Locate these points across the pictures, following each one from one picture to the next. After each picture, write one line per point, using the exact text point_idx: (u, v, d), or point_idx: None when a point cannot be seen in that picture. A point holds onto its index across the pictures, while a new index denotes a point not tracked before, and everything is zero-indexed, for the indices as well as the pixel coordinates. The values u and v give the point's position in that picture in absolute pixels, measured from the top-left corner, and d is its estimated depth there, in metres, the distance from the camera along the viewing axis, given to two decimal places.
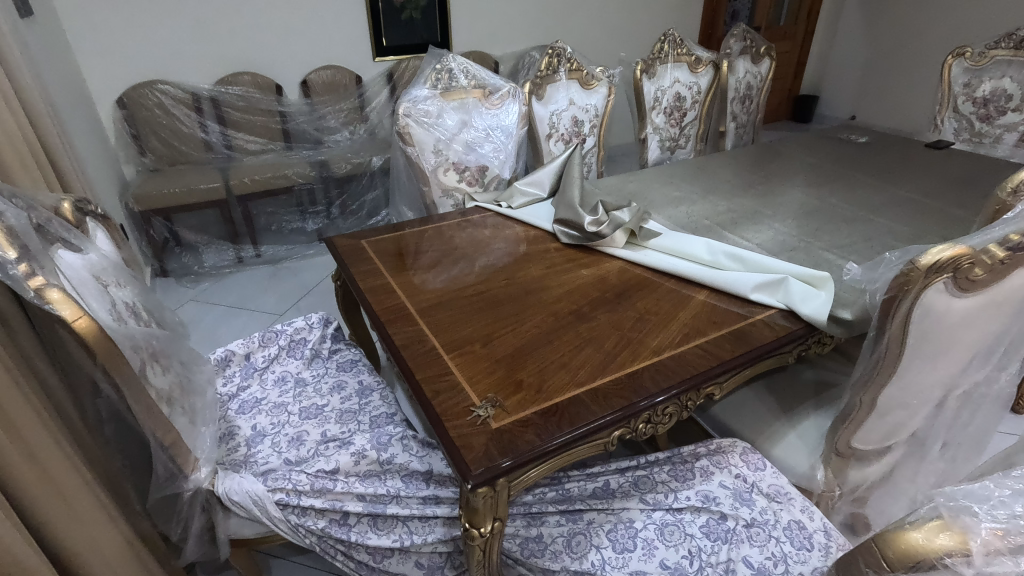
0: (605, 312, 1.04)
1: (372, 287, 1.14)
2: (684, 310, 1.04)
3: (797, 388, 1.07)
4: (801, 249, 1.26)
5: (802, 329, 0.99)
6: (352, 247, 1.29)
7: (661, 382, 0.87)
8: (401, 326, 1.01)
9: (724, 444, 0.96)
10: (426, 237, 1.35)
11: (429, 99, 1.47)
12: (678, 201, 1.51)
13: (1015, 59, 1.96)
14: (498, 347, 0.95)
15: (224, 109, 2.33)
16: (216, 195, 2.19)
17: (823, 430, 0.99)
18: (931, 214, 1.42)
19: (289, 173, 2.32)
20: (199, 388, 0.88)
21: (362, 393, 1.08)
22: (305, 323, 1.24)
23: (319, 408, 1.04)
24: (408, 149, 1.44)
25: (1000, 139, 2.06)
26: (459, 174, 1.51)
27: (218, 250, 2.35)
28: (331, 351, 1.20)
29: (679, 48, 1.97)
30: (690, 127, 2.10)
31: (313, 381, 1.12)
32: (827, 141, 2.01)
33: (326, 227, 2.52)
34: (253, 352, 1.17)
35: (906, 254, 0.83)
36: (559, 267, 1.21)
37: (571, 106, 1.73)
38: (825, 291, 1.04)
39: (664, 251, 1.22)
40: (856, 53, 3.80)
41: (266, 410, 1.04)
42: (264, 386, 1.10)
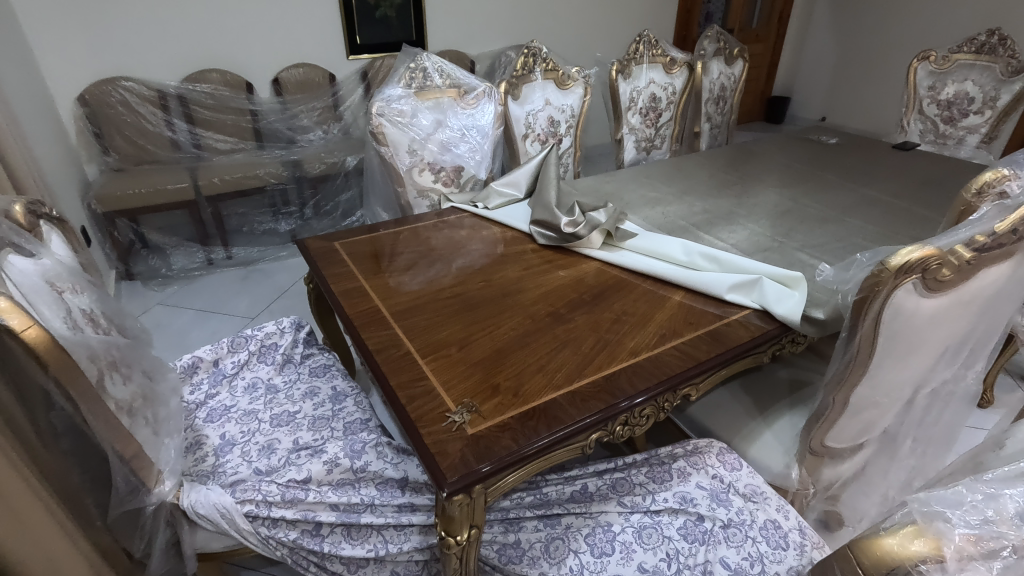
0: (582, 313, 1.04)
1: (345, 290, 1.11)
2: (660, 311, 1.04)
3: (771, 387, 1.09)
4: (775, 249, 1.28)
5: (776, 329, 1.00)
6: (325, 249, 1.27)
7: (638, 384, 0.87)
8: (375, 329, 0.99)
9: (700, 445, 0.97)
10: (401, 239, 1.33)
11: (403, 99, 1.44)
12: (654, 201, 1.52)
13: (977, 63, 2.03)
14: (474, 350, 0.94)
15: (191, 107, 2.27)
16: (184, 195, 2.13)
17: (797, 429, 1.00)
18: (899, 214, 1.45)
19: (260, 173, 2.27)
20: (164, 398, 0.84)
21: (336, 399, 1.06)
22: (276, 326, 1.21)
23: (291, 416, 1.02)
24: (381, 149, 1.42)
25: (963, 140, 2.12)
26: (434, 174, 1.49)
27: (188, 252, 2.28)
28: (303, 356, 1.17)
29: (654, 49, 1.99)
30: (665, 128, 2.11)
31: (286, 387, 1.09)
32: (798, 142, 2.04)
33: (300, 228, 2.48)
34: (221, 358, 1.14)
35: (876, 255, 0.84)
36: (536, 268, 1.20)
37: (547, 106, 1.72)
38: (799, 290, 1.05)
39: (641, 251, 1.22)
40: (826, 55, 3.87)
41: (237, 418, 1.01)
42: (233, 393, 1.07)
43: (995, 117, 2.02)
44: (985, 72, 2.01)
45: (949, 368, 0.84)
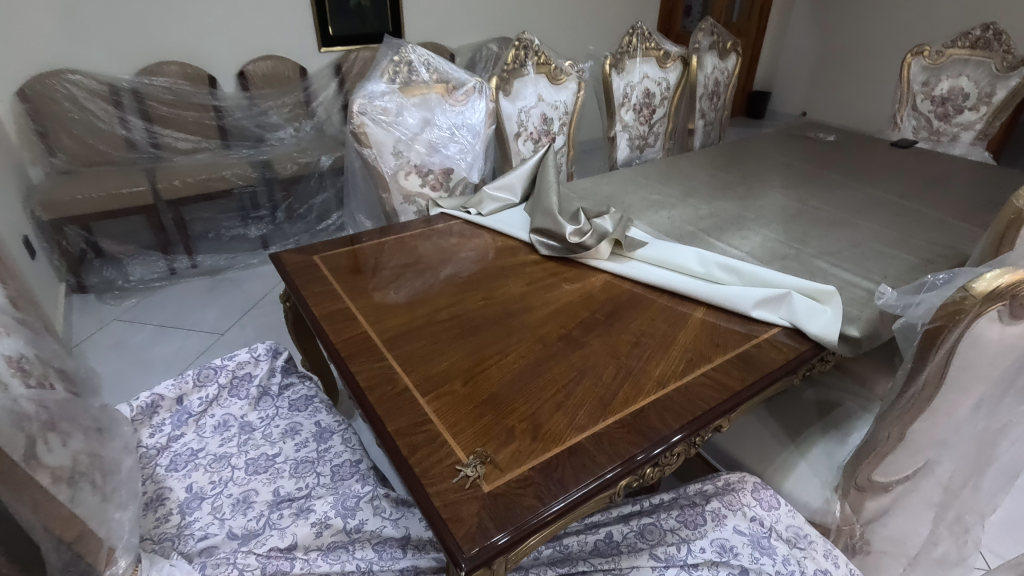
0: (597, 334, 0.93)
1: (328, 312, 0.98)
2: (682, 332, 0.94)
3: (800, 410, 1.00)
4: (794, 256, 1.18)
5: (811, 350, 0.91)
6: (303, 263, 1.13)
7: (671, 422, 0.77)
8: (367, 361, 0.86)
9: (732, 480, 0.88)
10: (385, 250, 1.20)
11: (386, 95, 1.30)
12: (657, 204, 1.41)
13: (971, 58, 1.99)
14: (481, 384, 0.82)
15: (148, 102, 2.08)
16: (141, 200, 1.95)
17: (833, 458, 0.92)
18: (914, 215, 1.37)
19: (226, 175, 2.10)
20: (115, 458, 0.71)
21: (320, 438, 0.95)
22: (249, 353, 1.06)
23: (270, 461, 0.90)
24: (364, 151, 1.28)
25: (957, 137, 2.08)
26: (422, 178, 1.36)
27: (147, 262, 2.10)
28: (281, 387, 1.04)
29: (647, 42, 1.89)
30: (659, 125, 2.02)
31: (262, 426, 0.96)
32: (795, 139, 1.97)
33: (272, 233, 2.31)
34: (187, 394, 0.99)
35: (951, 276, 0.73)
36: (540, 282, 1.09)
37: (539, 103, 1.61)
38: (830, 305, 0.96)
39: (652, 262, 1.12)
40: (806, 50, 3.86)
41: (206, 465, 0.89)
42: (201, 434, 0.94)
43: (990, 113, 1.98)
44: (980, 68, 1.98)
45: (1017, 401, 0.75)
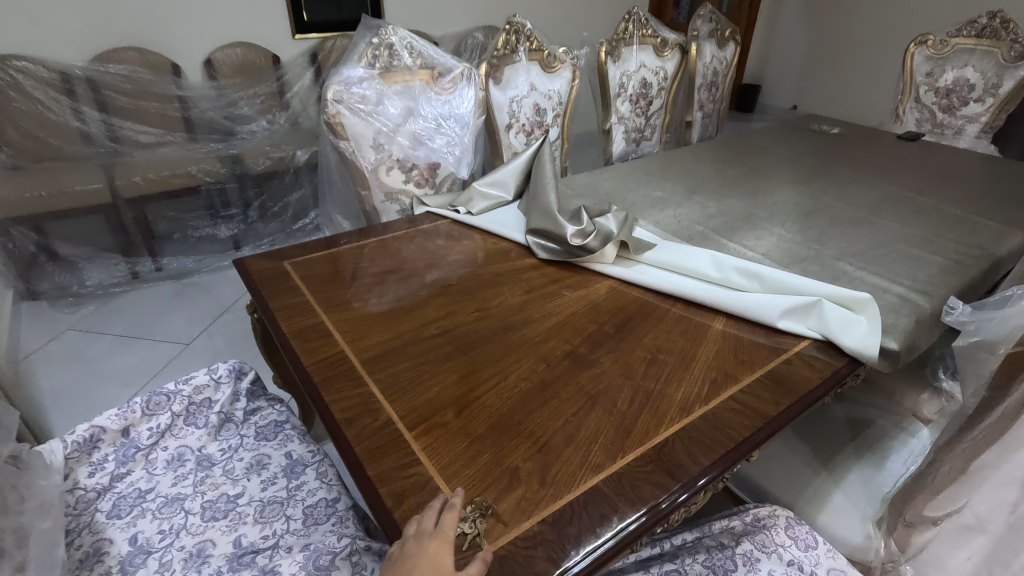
0: (608, 351, 0.82)
1: (299, 329, 0.86)
2: (703, 347, 0.84)
3: (829, 430, 0.90)
4: (815, 257, 1.08)
5: (847, 367, 0.81)
6: (272, 271, 1.00)
7: (700, 457, 0.66)
8: (343, 388, 0.74)
9: (762, 516, 0.78)
10: (366, 254, 1.08)
11: (364, 81, 1.16)
12: (662, 202, 1.30)
13: (977, 48, 1.91)
14: (477, 415, 0.71)
15: (104, 92, 1.90)
16: (98, 198, 1.79)
17: (871, 485, 0.82)
18: (935, 212, 1.28)
19: (192, 171, 1.95)
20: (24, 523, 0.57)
21: (291, 473, 0.83)
22: (208, 374, 0.93)
23: (230, 503, 0.78)
24: (340, 144, 1.14)
25: (962, 130, 2.01)
26: (405, 173, 1.24)
27: (106, 265, 1.94)
28: (247, 413, 0.91)
29: (644, 29, 1.78)
30: (656, 117, 1.92)
31: (222, 460, 0.84)
32: (798, 132, 1.88)
33: (243, 233, 2.17)
34: (134, 425, 0.85)
35: None
36: (539, 290, 0.97)
37: (532, 92, 1.49)
38: (866, 315, 0.86)
39: (662, 266, 1.02)
40: (797, 42, 3.79)
41: (154, 511, 0.76)
42: (151, 472, 0.81)
43: (997, 105, 1.91)
44: (986, 58, 1.90)
45: None
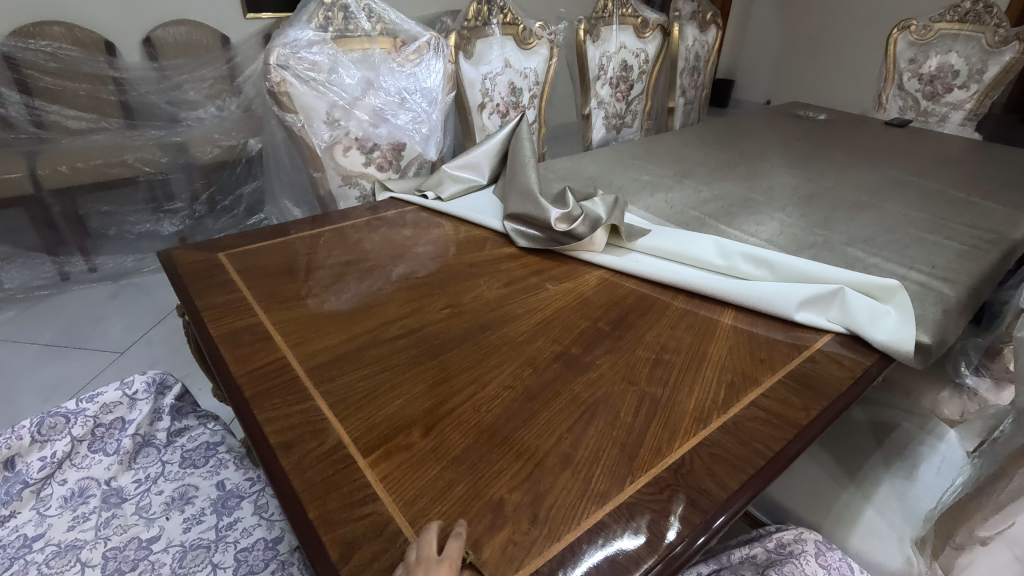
0: (605, 352, 0.70)
1: (230, 331, 0.70)
2: (713, 344, 0.72)
3: (850, 437, 0.80)
4: (823, 244, 0.98)
5: (877, 364, 0.70)
6: (204, 264, 0.84)
7: (725, 481, 0.53)
8: (282, 405, 0.60)
9: (787, 541, 0.67)
10: (316, 244, 0.93)
11: (316, 46, 1.00)
12: (651, 186, 1.19)
13: (961, 33, 1.87)
14: (451, 433, 0.57)
15: (24, 70, 1.67)
16: (18, 189, 1.58)
17: (904, 498, 0.72)
18: (939, 196, 1.20)
19: (129, 160, 1.76)
20: None
21: (223, 508, 0.68)
22: (120, 390, 0.76)
23: (142, 550, 0.62)
24: (287, 117, 0.99)
25: (945, 118, 1.96)
26: (365, 155, 1.10)
27: (31, 265, 1.73)
28: (170, 435, 0.76)
29: (624, 8, 1.67)
30: (637, 102, 1.82)
31: (136, 495, 0.68)
32: (784, 117, 1.80)
33: (191, 229, 1.98)
34: (21, 455, 0.68)
35: None
36: (520, 282, 0.84)
37: (507, 69, 1.36)
38: (894, 305, 0.76)
39: (658, 254, 0.90)
40: (769, 36, 3.77)
41: (41, 564, 0.60)
42: (43, 514, 0.65)
43: (982, 91, 1.87)
44: (970, 43, 1.86)
45: None
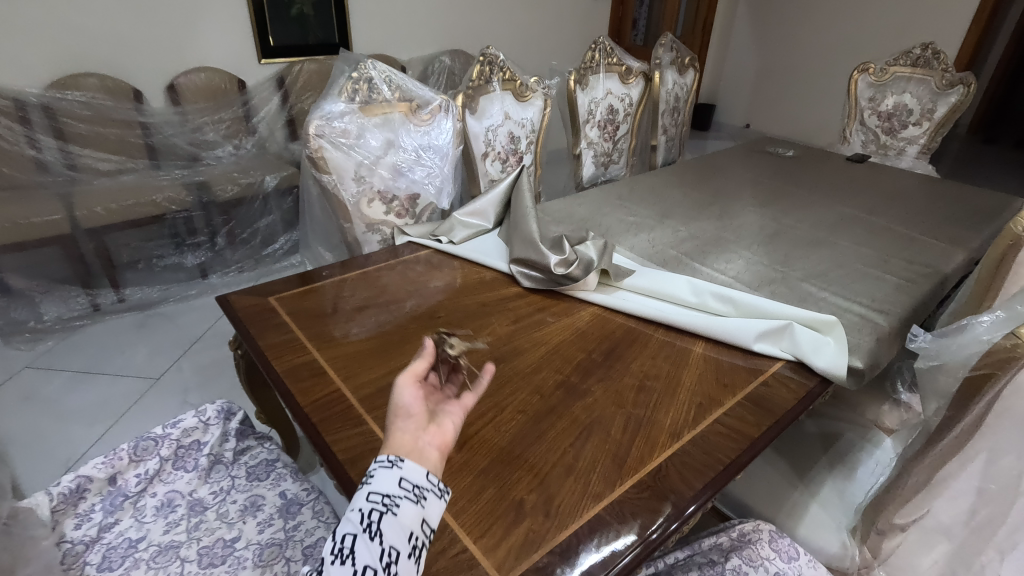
0: (598, 380, 0.86)
1: (291, 368, 0.86)
2: (686, 371, 0.88)
3: (803, 446, 0.96)
4: (782, 279, 1.15)
5: (818, 385, 0.87)
6: (257, 308, 1.00)
7: (693, 482, 0.69)
8: (343, 429, 0.74)
9: (747, 531, 0.82)
10: (348, 286, 1.09)
11: (346, 115, 1.17)
12: (635, 227, 1.36)
13: (913, 76, 2.07)
14: (480, 449, 0.73)
15: (60, 118, 1.82)
16: (57, 229, 1.72)
17: (845, 497, 0.88)
18: (886, 233, 1.38)
19: (157, 200, 1.89)
20: None
21: (288, 513, 0.82)
22: (197, 417, 0.91)
23: (227, 548, 0.77)
24: (322, 178, 1.15)
25: (903, 151, 2.16)
26: (386, 205, 1.26)
27: (64, 298, 1.86)
28: (236, 453, 0.90)
29: (610, 58, 1.85)
30: (622, 141, 1.99)
31: (215, 503, 0.83)
32: (756, 154, 1.99)
33: (211, 260, 2.12)
34: (121, 472, 0.83)
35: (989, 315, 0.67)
36: (526, 318, 1.00)
37: (506, 121, 1.53)
38: (833, 336, 0.92)
39: (641, 292, 1.06)
40: (747, 63, 3.99)
41: (148, 560, 0.74)
42: (141, 520, 0.79)
43: (933, 128, 2.07)
44: (921, 85, 2.06)
45: None
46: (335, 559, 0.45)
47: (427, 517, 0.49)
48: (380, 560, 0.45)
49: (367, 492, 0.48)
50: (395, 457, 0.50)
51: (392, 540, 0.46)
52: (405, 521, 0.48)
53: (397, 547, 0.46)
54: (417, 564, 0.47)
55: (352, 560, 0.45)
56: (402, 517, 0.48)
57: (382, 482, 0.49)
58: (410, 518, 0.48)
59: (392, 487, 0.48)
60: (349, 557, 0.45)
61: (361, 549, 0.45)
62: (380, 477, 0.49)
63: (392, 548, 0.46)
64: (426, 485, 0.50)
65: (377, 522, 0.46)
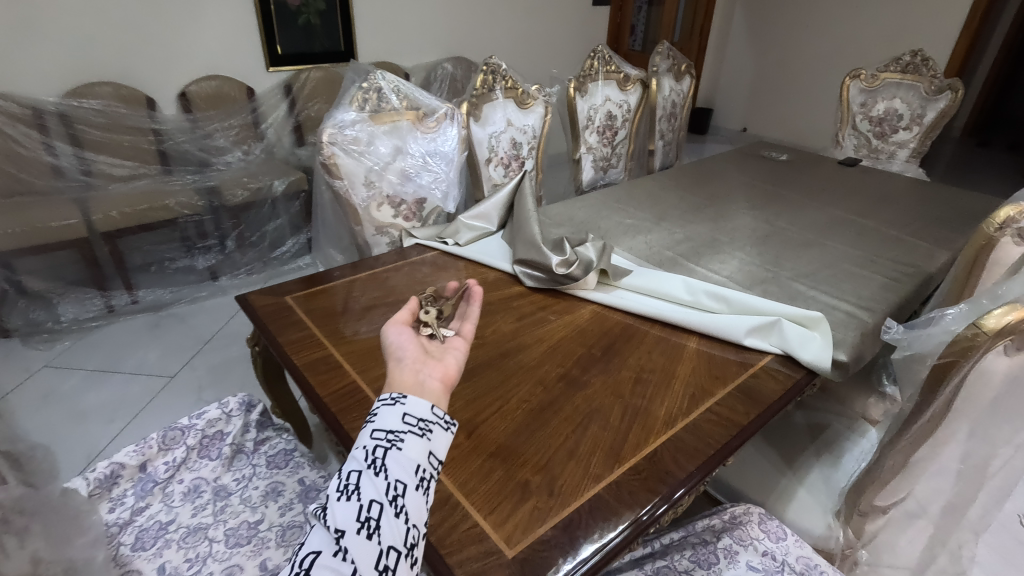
0: (598, 373, 0.91)
1: (310, 362, 0.91)
2: (681, 365, 0.94)
3: (791, 436, 1.01)
4: (773, 279, 1.21)
5: (804, 377, 0.93)
6: (275, 306, 1.05)
7: (685, 464, 0.75)
8: (360, 418, 0.80)
9: (738, 513, 0.88)
10: (358, 286, 1.14)
11: (357, 124, 1.23)
12: (633, 229, 1.41)
13: (903, 82, 2.13)
14: (487, 436, 0.78)
15: (76, 126, 1.89)
16: (74, 233, 1.77)
17: (831, 483, 0.93)
18: (874, 234, 1.43)
19: (169, 204, 1.94)
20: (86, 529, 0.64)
21: (307, 497, 0.88)
22: (219, 409, 0.98)
23: (252, 529, 0.82)
24: (335, 183, 1.21)
25: (894, 155, 2.22)
26: (394, 209, 1.31)
27: (80, 300, 1.91)
28: (257, 443, 0.96)
29: (608, 66, 1.91)
30: (621, 146, 2.05)
31: (239, 489, 0.88)
32: (751, 158, 2.04)
33: (221, 263, 2.17)
34: (151, 459, 0.89)
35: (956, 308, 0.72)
36: (529, 316, 1.06)
37: (508, 127, 1.59)
38: (819, 331, 0.98)
39: (639, 291, 1.12)
40: (744, 68, 4.05)
41: (178, 541, 0.80)
42: (170, 504, 0.85)
43: (922, 132, 2.13)
44: (911, 91, 2.12)
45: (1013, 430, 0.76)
46: (343, 494, 0.51)
47: (430, 450, 0.55)
48: (386, 494, 0.51)
49: (372, 430, 0.55)
50: (398, 394, 0.58)
51: (396, 475, 0.52)
52: (409, 454, 0.54)
53: (401, 481, 0.52)
54: (424, 494, 0.53)
55: (358, 494, 0.51)
56: (405, 451, 0.54)
57: (386, 420, 0.56)
58: (414, 452, 0.54)
59: (396, 423, 0.55)
60: (356, 491, 0.51)
61: (366, 483, 0.51)
62: (384, 415, 0.56)
63: (397, 481, 0.52)
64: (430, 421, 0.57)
65: (380, 457, 0.53)
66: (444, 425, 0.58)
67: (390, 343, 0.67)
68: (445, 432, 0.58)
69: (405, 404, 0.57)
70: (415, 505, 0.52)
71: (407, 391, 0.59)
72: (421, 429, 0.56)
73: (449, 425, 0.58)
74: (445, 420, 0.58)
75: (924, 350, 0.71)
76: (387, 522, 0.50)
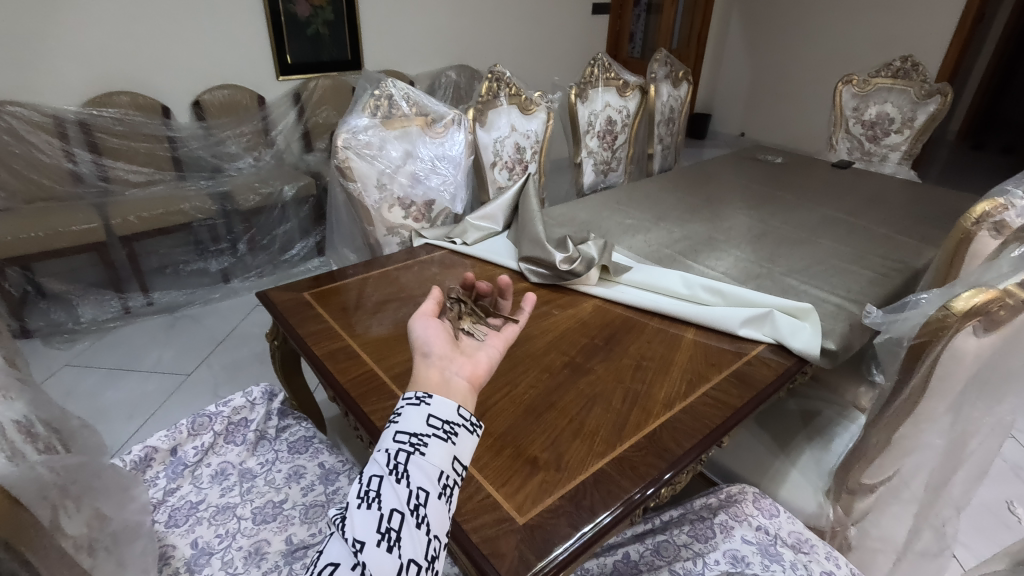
0: (601, 360, 0.97)
1: (329, 352, 0.97)
2: (679, 353, 0.99)
3: (784, 421, 1.07)
4: (767, 275, 1.26)
5: (795, 364, 0.98)
6: (294, 302, 1.11)
7: (683, 442, 0.80)
8: (378, 401, 0.86)
9: (734, 492, 0.93)
10: (371, 283, 1.20)
11: (369, 129, 1.30)
12: (633, 228, 1.47)
13: (894, 87, 2.20)
14: (498, 417, 0.84)
15: (95, 134, 1.96)
16: (93, 236, 1.83)
17: (822, 465, 0.99)
18: (864, 233, 1.49)
19: (184, 208, 2.01)
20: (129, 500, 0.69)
21: (327, 479, 0.93)
22: (244, 397, 1.03)
23: (277, 508, 0.88)
24: (349, 185, 1.27)
25: (886, 157, 2.28)
26: (405, 210, 1.37)
27: (99, 301, 1.98)
28: (278, 429, 1.02)
29: (608, 73, 1.97)
30: (621, 150, 2.12)
31: (263, 471, 0.94)
32: (747, 162, 2.11)
33: (233, 266, 2.24)
34: (181, 444, 0.95)
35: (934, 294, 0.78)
36: (534, 310, 1.12)
37: (512, 132, 1.65)
38: (810, 322, 1.04)
39: (639, 286, 1.18)
40: (741, 74, 4.13)
41: (209, 518, 0.85)
42: (199, 485, 0.90)
43: (913, 135, 2.19)
44: (902, 95, 2.18)
45: (988, 409, 0.82)
46: (364, 501, 0.53)
47: (454, 455, 0.57)
48: (407, 502, 0.53)
49: (394, 433, 0.57)
50: (422, 394, 0.60)
51: (418, 483, 0.54)
52: (431, 459, 0.56)
53: (423, 490, 0.54)
54: (446, 502, 0.55)
55: (379, 503, 0.53)
56: (428, 457, 0.56)
57: (410, 422, 0.58)
58: (436, 457, 0.56)
59: (420, 426, 0.57)
60: (377, 499, 0.53)
61: (387, 491, 0.53)
62: (408, 416, 0.58)
63: (419, 490, 0.54)
64: (452, 424, 0.59)
65: (402, 463, 0.55)
66: (468, 429, 0.60)
67: (416, 336, 0.69)
68: (468, 435, 0.60)
69: (429, 406, 0.59)
70: (437, 514, 0.54)
71: (431, 388, 0.61)
72: (445, 432, 0.58)
73: (473, 427, 0.60)
74: (469, 421, 0.60)
75: (903, 334, 0.77)
76: (407, 533, 0.52)
